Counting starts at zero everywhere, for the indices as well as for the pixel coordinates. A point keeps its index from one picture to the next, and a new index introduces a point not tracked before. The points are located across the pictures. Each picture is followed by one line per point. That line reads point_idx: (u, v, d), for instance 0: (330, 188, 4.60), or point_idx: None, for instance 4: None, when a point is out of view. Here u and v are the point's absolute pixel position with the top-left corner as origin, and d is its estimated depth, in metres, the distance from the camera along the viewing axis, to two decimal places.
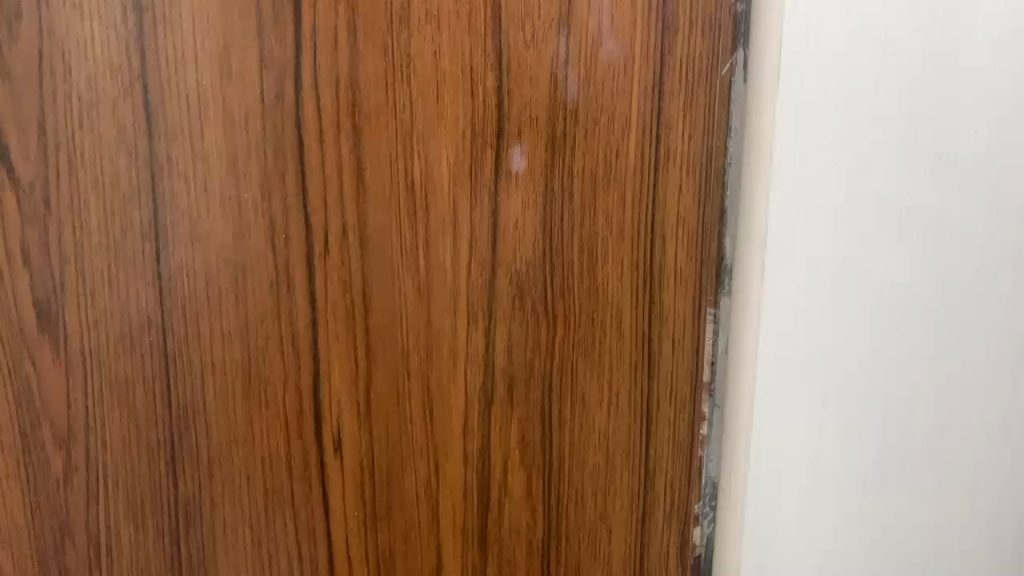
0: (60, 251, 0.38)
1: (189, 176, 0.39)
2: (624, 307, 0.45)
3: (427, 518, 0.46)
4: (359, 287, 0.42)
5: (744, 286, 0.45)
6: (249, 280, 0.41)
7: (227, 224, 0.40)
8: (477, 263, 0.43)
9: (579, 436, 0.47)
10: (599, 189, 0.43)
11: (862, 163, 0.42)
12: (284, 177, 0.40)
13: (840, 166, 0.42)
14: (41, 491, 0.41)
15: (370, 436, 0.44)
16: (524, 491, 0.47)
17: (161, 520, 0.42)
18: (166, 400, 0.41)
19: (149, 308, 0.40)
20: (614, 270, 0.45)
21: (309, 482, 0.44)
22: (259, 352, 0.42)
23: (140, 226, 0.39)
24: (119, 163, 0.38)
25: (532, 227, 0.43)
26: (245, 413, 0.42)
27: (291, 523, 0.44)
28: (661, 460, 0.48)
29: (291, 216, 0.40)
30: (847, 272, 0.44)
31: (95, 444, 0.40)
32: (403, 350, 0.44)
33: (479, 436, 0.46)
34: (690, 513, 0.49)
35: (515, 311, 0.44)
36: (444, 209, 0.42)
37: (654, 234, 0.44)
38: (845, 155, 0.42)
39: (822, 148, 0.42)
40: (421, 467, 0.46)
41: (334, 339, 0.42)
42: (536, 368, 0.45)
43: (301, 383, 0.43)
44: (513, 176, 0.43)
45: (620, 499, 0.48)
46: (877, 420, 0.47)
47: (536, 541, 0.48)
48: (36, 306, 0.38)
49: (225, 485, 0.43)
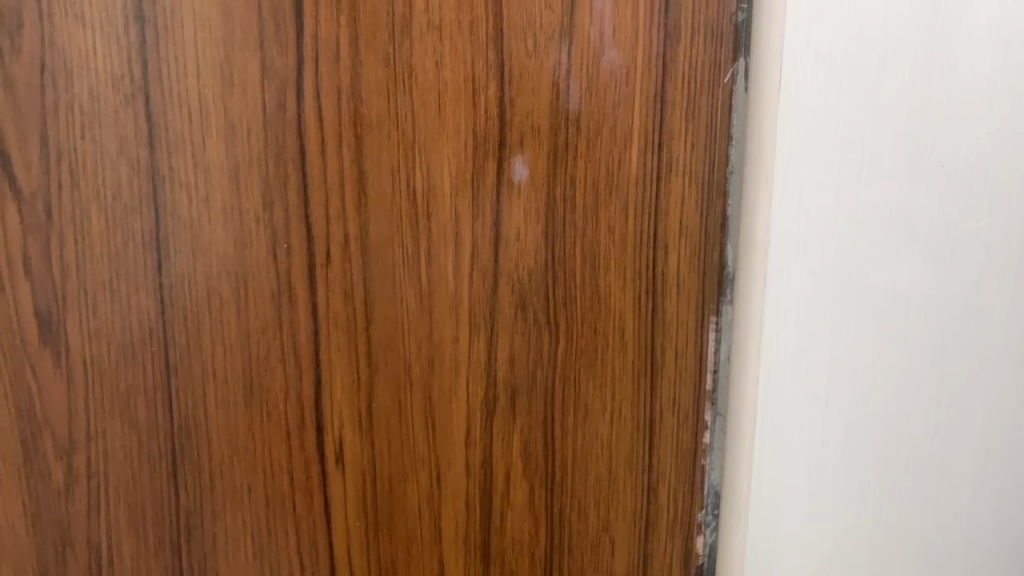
0: (63, 263, 0.38)
1: (191, 187, 0.39)
2: (626, 316, 0.45)
3: (428, 528, 0.46)
4: (360, 298, 0.42)
5: (746, 295, 0.45)
6: (250, 290, 0.40)
7: (228, 234, 0.40)
8: (480, 273, 0.43)
9: (581, 446, 0.46)
10: (602, 198, 0.43)
11: (865, 171, 0.42)
12: (286, 187, 0.40)
13: (842, 175, 0.42)
14: (41, 503, 0.40)
15: (372, 447, 0.44)
16: (526, 501, 0.47)
17: (162, 531, 0.42)
18: (167, 411, 0.41)
19: (151, 318, 0.40)
20: (617, 278, 0.44)
21: (311, 493, 0.44)
22: (260, 363, 0.41)
23: (141, 237, 0.39)
24: (120, 173, 0.38)
25: (534, 238, 0.43)
26: (247, 424, 0.42)
27: (293, 534, 0.44)
28: (664, 469, 0.48)
29: (293, 225, 0.40)
30: (850, 280, 0.44)
31: (96, 455, 0.40)
32: (405, 360, 0.43)
33: (481, 445, 0.46)
34: (693, 522, 0.49)
35: (517, 320, 0.44)
36: (446, 220, 0.42)
37: (656, 243, 0.44)
38: (848, 164, 0.42)
39: (825, 154, 0.42)
40: (422, 478, 0.45)
41: (334, 350, 0.42)
42: (539, 377, 0.45)
43: (302, 393, 0.42)
44: (515, 185, 0.42)
45: (622, 507, 0.48)
46: (879, 428, 0.47)
47: (539, 551, 0.48)
48: (37, 317, 0.38)
49: (226, 496, 0.42)
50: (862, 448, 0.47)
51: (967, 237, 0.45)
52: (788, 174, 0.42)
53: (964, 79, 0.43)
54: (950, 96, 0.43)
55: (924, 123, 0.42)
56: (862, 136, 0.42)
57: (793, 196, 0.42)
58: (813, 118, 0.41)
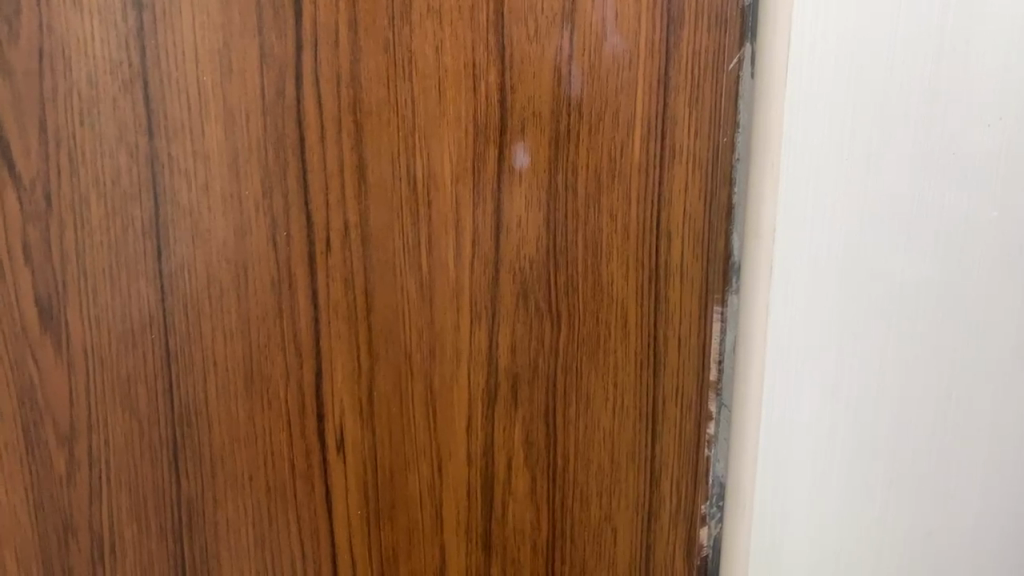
0: (62, 251, 0.38)
1: (191, 174, 0.38)
2: (629, 305, 0.45)
3: (430, 517, 0.46)
4: (360, 286, 0.42)
5: (751, 288, 0.44)
6: (250, 278, 0.40)
7: (227, 222, 0.39)
8: (481, 261, 0.43)
9: (583, 436, 0.46)
10: (604, 186, 0.43)
11: (877, 163, 0.42)
12: (286, 174, 0.39)
13: (853, 167, 0.41)
14: (43, 490, 0.41)
15: (373, 436, 0.44)
16: (528, 490, 0.47)
17: (163, 519, 0.42)
18: (168, 399, 0.41)
19: (151, 306, 0.39)
20: (619, 268, 0.44)
21: (312, 481, 0.44)
22: (261, 350, 0.41)
23: (141, 225, 0.38)
24: (120, 161, 0.38)
25: (536, 226, 0.43)
26: (248, 412, 0.42)
27: (294, 522, 0.44)
28: (667, 459, 0.47)
29: (292, 212, 0.40)
30: (861, 274, 0.43)
31: (98, 443, 0.40)
32: (406, 348, 0.43)
33: (482, 434, 0.46)
34: (696, 513, 0.49)
35: (519, 309, 0.44)
36: (446, 208, 0.42)
37: (659, 232, 0.44)
38: (860, 157, 0.41)
39: (836, 146, 0.41)
40: (423, 467, 0.45)
41: (335, 338, 0.42)
42: (540, 367, 0.45)
43: (303, 381, 0.42)
44: (516, 173, 0.42)
45: (624, 498, 0.47)
46: (886, 422, 0.46)
47: (541, 540, 0.48)
48: (37, 305, 0.38)
49: (228, 484, 0.42)
50: (870, 443, 0.46)
51: (979, 230, 0.44)
52: (795, 164, 0.41)
53: (975, 69, 0.41)
54: (964, 85, 0.41)
55: (934, 112, 0.42)
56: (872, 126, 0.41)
57: (801, 187, 0.41)
58: (824, 109, 0.40)
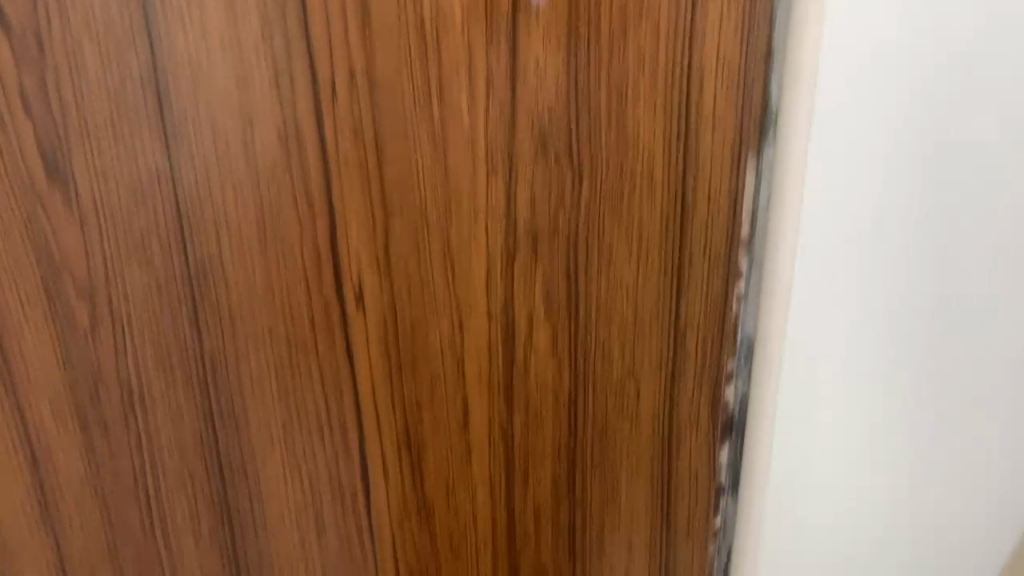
0: (61, 100, 0.36)
1: (184, 15, 0.36)
2: (656, 156, 0.43)
3: (452, 372, 0.46)
4: (370, 135, 0.40)
5: (784, 151, 0.45)
6: (256, 129, 0.39)
7: (228, 68, 0.37)
8: (496, 107, 0.41)
9: (608, 291, 0.46)
10: (630, 23, 0.40)
11: (891, 176, 0.45)
12: (286, 14, 0.37)
13: (866, 173, 0.45)
14: (69, 343, 0.41)
15: (393, 292, 0.43)
16: (550, 346, 0.46)
17: (188, 371, 0.42)
18: (182, 253, 0.40)
19: (155, 157, 0.38)
20: (646, 112, 0.42)
21: (332, 337, 0.43)
22: (273, 203, 0.40)
23: (139, 72, 0.37)
24: (110, 2, 0.35)
25: (556, 70, 0.40)
26: (264, 267, 0.41)
27: (317, 378, 0.44)
28: (693, 313, 0.47)
29: (295, 54, 0.38)
30: (873, 274, 0.48)
31: (117, 298, 0.40)
32: (421, 201, 0.42)
33: (503, 289, 0.45)
34: (724, 370, 0.50)
35: (538, 160, 0.42)
36: (457, 50, 0.39)
37: (688, 74, 0.42)
38: (875, 166, 0.45)
39: (852, 147, 0.44)
40: (444, 323, 0.45)
41: (347, 191, 0.41)
42: (561, 220, 0.44)
43: (318, 235, 0.41)
44: (532, 10, 0.39)
45: (648, 353, 0.48)
46: (892, 411, 0.52)
47: (563, 395, 0.48)
48: (42, 156, 0.37)
49: (250, 338, 0.43)
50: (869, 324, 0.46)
51: None
52: None
53: None
54: None
55: None
56: (882, 138, 0.44)
57: None
58: (834, 97, 0.43)
